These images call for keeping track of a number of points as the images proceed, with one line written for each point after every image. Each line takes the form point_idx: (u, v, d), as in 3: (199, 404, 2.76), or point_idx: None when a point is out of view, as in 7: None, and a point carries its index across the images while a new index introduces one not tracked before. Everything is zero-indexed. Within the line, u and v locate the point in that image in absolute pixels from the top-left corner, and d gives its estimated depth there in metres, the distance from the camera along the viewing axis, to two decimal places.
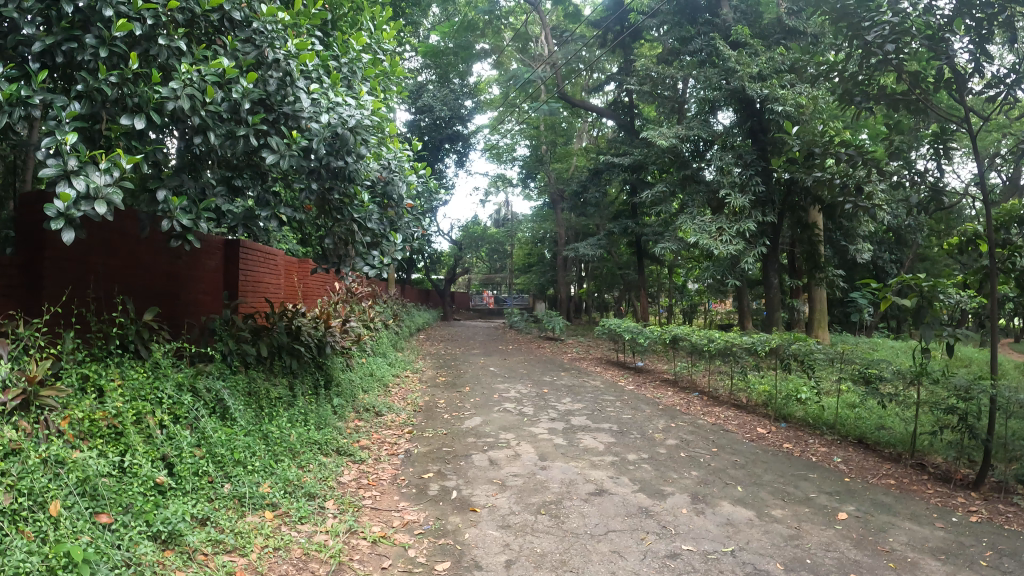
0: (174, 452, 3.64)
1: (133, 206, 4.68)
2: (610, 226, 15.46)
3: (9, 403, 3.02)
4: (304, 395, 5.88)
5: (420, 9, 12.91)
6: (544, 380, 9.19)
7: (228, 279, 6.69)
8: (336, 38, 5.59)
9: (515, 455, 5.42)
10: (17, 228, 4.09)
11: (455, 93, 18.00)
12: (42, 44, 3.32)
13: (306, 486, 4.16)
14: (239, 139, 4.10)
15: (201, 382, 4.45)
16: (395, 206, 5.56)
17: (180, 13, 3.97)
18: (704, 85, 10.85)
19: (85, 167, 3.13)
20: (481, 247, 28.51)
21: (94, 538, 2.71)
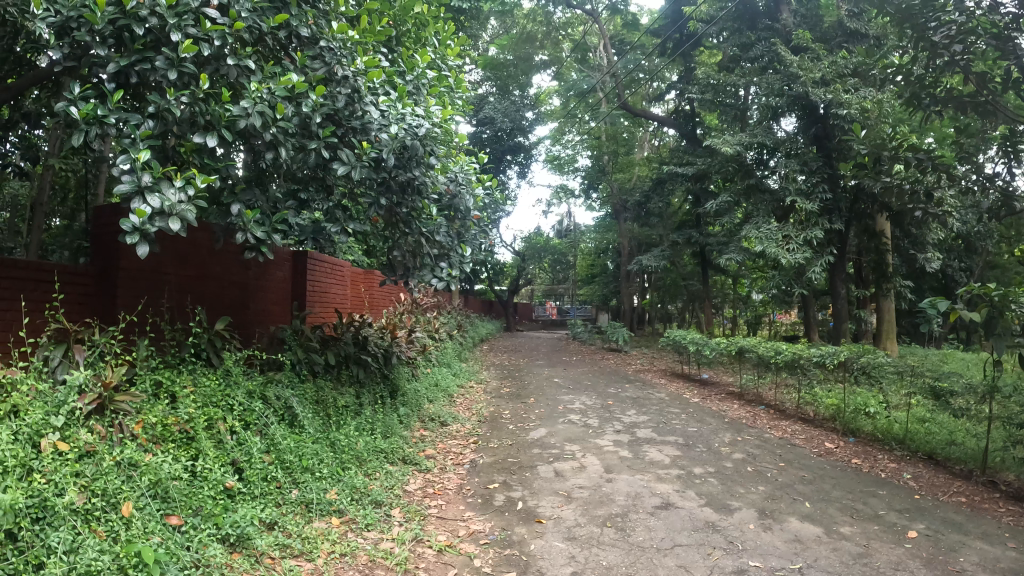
0: (243, 457, 3.76)
1: (205, 219, 4.93)
2: (674, 236, 15.24)
3: (85, 407, 3.17)
4: (370, 405, 5.96)
5: (478, 22, 13.20)
6: (609, 392, 9.09)
7: (295, 289, 6.88)
8: (402, 55, 5.72)
9: (581, 467, 5.38)
10: (93, 241, 4.30)
11: (517, 104, 18.16)
12: (115, 65, 3.48)
13: (373, 494, 4.22)
14: (310, 152, 4.23)
15: (271, 390, 4.58)
16: (461, 219, 5.66)
17: (249, 32, 4.10)
18: (766, 92, 10.57)
19: (160, 183, 3.27)
20: (543, 257, 28.44)
21: (164, 539, 2.82)
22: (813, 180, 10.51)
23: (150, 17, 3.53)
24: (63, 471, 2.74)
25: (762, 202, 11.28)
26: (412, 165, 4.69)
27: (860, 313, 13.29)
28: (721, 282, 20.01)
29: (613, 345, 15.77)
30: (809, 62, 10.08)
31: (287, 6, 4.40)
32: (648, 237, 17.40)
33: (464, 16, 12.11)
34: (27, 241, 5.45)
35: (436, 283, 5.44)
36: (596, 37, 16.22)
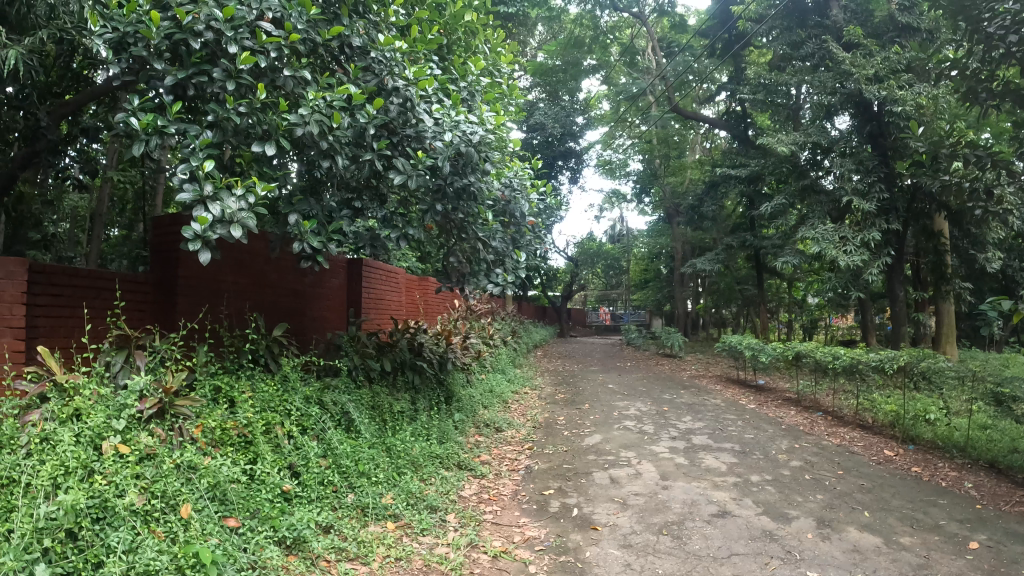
0: (301, 461, 3.84)
1: (262, 229, 5.08)
2: (728, 239, 14.99)
3: (146, 411, 3.29)
4: (426, 410, 6.01)
5: (526, 28, 13.25)
6: (664, 398, 8.98)
7: (351, 296, 7.01)
8: (454, 63, 5.77)
9: (637, 474, 5.33)
10: (153, 251, 4.48)
11: (567, 110, 18.13)
12: (173, 78, 3.61)
13: (428, 499, 4.25)
14: (365, 163, 4.30)
15: (328, 396, 4.67)
16: (516, 224, 5.68)
17: (303, 43, 4.18)
18: (818, 91, 10.36)
19: (221, 193, 3.37)
20: (597, 263, 28.24)
21: (221, 540, 2.90)
22: (869, 179, 10.23)
23: (205, 30, 3.64)
24: (123, 472, 2.84)
25: (818, 203, 11.01)
26: (468, 171, 4.70)
27: (918, 316, 12.88)
28: (777, 286, 19.60)
29: (668, 350, 15.58)
30: (862, 59, 9.84)
31: (339, 17, 4.49)
32: (702, 240, 17.16)
33: (510, 22, 12.17)
34: (88, 251, 5.88)
35: (491, 288, 5.49)
36: (644, 40, 16.04)
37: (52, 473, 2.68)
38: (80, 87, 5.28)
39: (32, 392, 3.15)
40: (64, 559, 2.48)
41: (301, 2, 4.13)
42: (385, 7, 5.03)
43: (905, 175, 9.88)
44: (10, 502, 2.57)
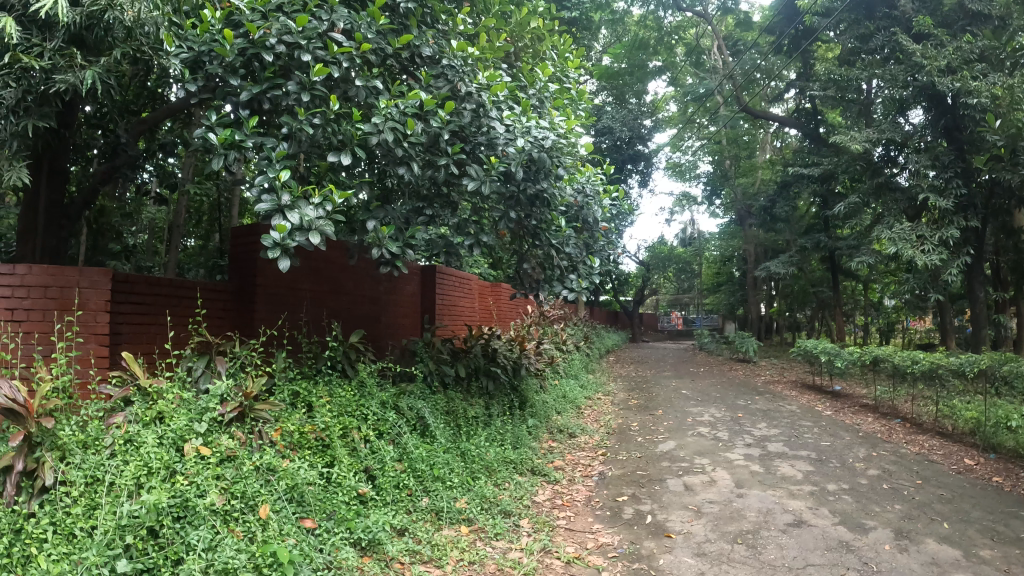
0: (376, 465, 3.93)
1: (338, 237, 5.23)
2: (802, 241, 14.52)
3: (227, 415, 3.42)
4: (499, 416, 6.05)
5: (590, 32, 13.15)
6: (738, 405, 8.76)
7: (426, 302, 7.12)
8: (523, 70, 5.76)
9: (711, 481, 5.22)
10: (232, 260, 4.67)
11: (634, 113, 17.96)
12: (248, 93, 3.76)
13: (502, 504, 4.27)
14: (439, 168, 4.36)
15: (403, 401, 4.75)
16: (589, 230, 5.72)
17: (375, 53, 4.29)
18: (889, 84, 10.02)
19: (298, 202, 3.48)
20: (668, 267, 27.79)
21: (298, 540, 2.99)
22: (946, 175, 9.76)
23: (277, 44, 3.77)
24: (204, 474, 2.95)
25: (894, 201, 10.58)
26: (541, 177, 4.69)
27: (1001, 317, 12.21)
28: (853, 287, 18.90)
29: (742, 355, 15.21)
30: (933, 49, 9.41)
31: (409, 27, 4.69)
32: (775, 242, 16.69)
33: (572, 27, 12.11)
34: (167, 260, 6.19)
35: (566, 295, 5.54)
36: (709, 40, 15.61)
37: (135, 474, 2.82)
38: (156, 104, 5.56)
39: (116, 396, 3.34)
40: (145, 555, 2.61)
41: (370, 13, 4.23)
42: (454, 16, 5.09)
43: (984, 170, 9.27)
44: (98, 500, 2.73)
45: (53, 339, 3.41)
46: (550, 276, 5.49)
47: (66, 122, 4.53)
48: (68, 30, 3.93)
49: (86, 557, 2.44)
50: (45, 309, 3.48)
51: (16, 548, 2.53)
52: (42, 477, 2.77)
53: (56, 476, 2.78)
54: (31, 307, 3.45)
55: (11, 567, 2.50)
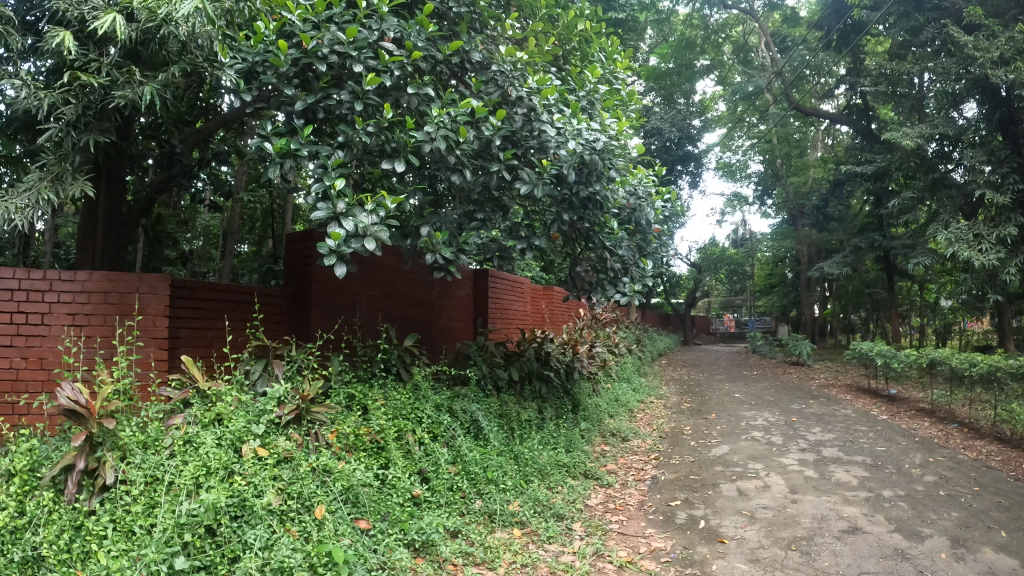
0: (430, 467, 3.97)
1: (391, 243, 5.32)
2: (856, 240, 14.14)
3: (284, 417, 3.51)
4: (553, 419, 6.04)
5: (637, 33, 13.05)
6: (792, 409, 8.58)
7: (479, 306, 7.19)
8: (572, 73, 5.74)
9: (765, 486, 5.11)
10: (288, 266, 4.80)
11: (684, 113, 17.77)
12: (302, 102, 3.88)
13: (555, 507, 4.23)
14: (492, 173, 4.35)
15: (457, 404, 4.79)
16: (643, 232, 5.71)
17: (425, 60, 4.35)
18: (940, 77, 9.75)
19: (353, 209, 3.52)
20: (721, 269, 27.34)
21: (353, 541, 3.03)
22: (1003, 170, 9.43)
23: (329, 54, 3.87)
24: (261, 474, 3.02)
25: (948, 198, 10.27)
26: (594, 180, 4.65)
27: None
28: (909, 287, 18.35)
29: (796, 358, 14.86)
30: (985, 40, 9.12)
31: (457, 33, 4.77)
32: (829, 242, 16.30)
33: (617, 29, 12.06)
34: (221, 266, 6.34)
35: (619, 299, 5.48)
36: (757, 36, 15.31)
37: (194, 474, 2.90)
38: (210, 114, 5.72)
39: (175, 398, 3.43)
40: (202, 553, 2.67)
41: (420, 21, 4.30)
42: (502, 21, 5.09)
43: None
44: (157, 498, 2.81)
45: (115, 343, 3.57)
46: (604, 278, 5.44)
47: (124, 134, 4.69)
48: (125, 46, 4.09)
49: (144, 554, 2.52)
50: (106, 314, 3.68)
51: (76, 544, 2.63)
52: (103, 475, 2.87)
53: (117, 474, 2.88)
54: (92, 312, 3.64)
55: (72, 562, 2.59)
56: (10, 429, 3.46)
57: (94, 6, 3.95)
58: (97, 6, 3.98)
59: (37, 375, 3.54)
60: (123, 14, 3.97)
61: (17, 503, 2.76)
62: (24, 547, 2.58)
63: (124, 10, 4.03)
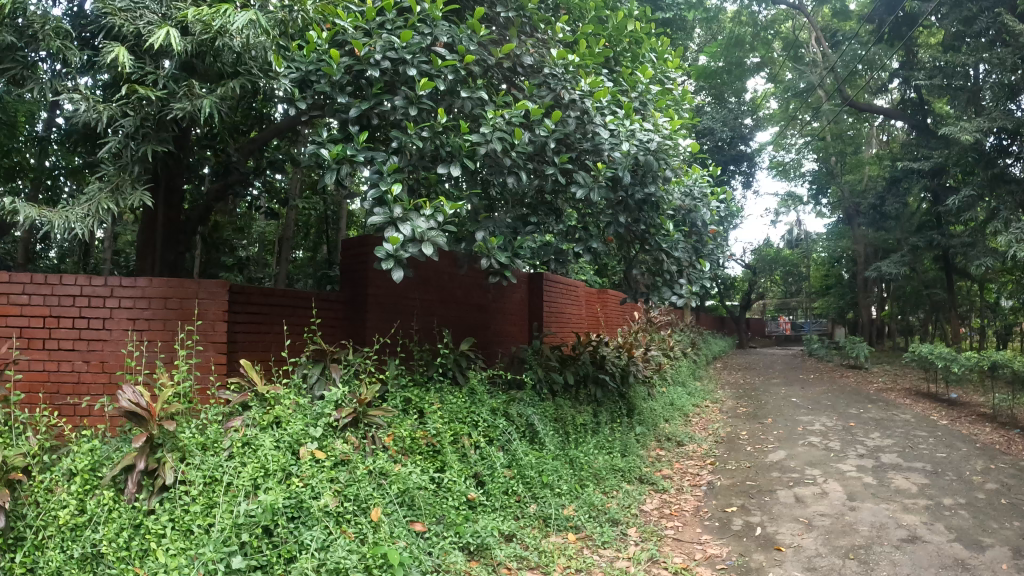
0: (486, 471, 3.99)
1: (445, 247, 5.38)
2: (913, 239, 13.75)
3: (341, 420, 3.57)
4: (608, 423, 6.00)
5: (686, 32, 13.02)
6: (850, 413, 8.37)
7: (534, 310, 7.21)
8: (624, 73, 5.60)
9: (823, 493, 4.99)
10: (345, 271, 4.89)
11: (735, 112, 17.58)
12: (358, 109, 3.90)
13: (610, 512, 4.19)
14: (547, 177, 4.37)
15: (513, 408, 4.79)
16: (698, 233, 5.66)
17: (477, 65, 4.38)
18: (997, 68, 9.48)
19: (410, 214, 3.58)
20: (776, 270, 26.83)
21: (409, 543, 3.05)
22: None
23: (382, 60, 3.92)
24: (318, 476, 3.07)
25: (1009, 194, 9.94)
26: (649, 180, 4.62)
27: None
28: (971, 288, 17.74)
29: (853, 361, 14.49)
30: None
31: (509, 38, 4.84)
32: (885, 241, 15.88)
33: (666, 28, 12.03)
34: (277, 272, 6.47)
35: (675, 301, 5.29)
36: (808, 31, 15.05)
37: (253, 475, 2.96)
38: (263, 124, 5.85)
39: (235, 401, 3.51)
40: (259, 552, 2.73)
41: (471, 26, 4.32)
42: (552, 25, 5.07)
43: None
44: (215, 498, 2.87)
45: (175, 347, 3.68)
46: (660, 281, 5.36)
47: (182, 143, 4.82)
48: (180, 60, 4.17)
49: (202, 552, 2.58)
50: (166, 319, 3.79)
51: (136, 542, 2.70)
52: (162, 476, 2.94)
53: (176, 475, 2.95)
54: (152, 317, 3.76)
55: (131, 559, 2.66)
56: (73, 430, 3.58)
57: (149, 21, 4.09)
58: (153, 22, 4.15)
59: (99, 378, 3.66)
60: (177, 28, 4.09)
61: (78, 501, 2.84)
62: (84, 544, 2.68)
63: (178, 24, 4.18)
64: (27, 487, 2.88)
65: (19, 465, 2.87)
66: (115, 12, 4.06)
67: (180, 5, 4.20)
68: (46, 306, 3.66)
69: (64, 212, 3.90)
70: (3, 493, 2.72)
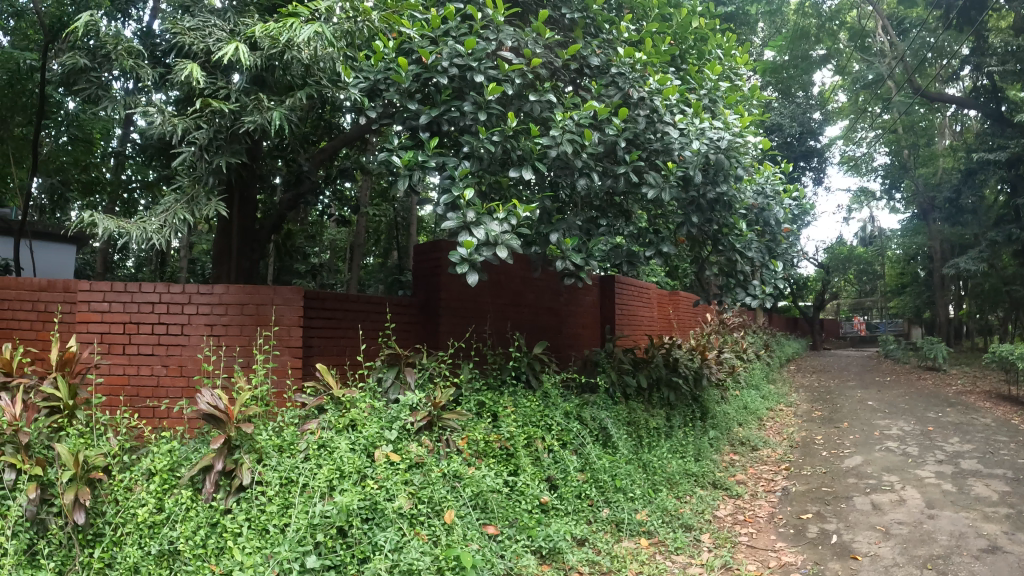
0: (559, 474, 4.00)
1: (517, 251, 5.41)
2: (992, 234, 13.19)
3: (416, 423, 3.60)
4: (681, 427, 5.93)
5: (750, 28, 12.85)
6: (929, 417, 8.06)
7: (605, 312, 7.18)
8: (692, 72, 5.47)
9: (900, 500, 4.82)
10: (416, 276, 4.96)
11: (803, 107, 17.24)
12: (427, 116, 3.95)
13: (683, 518, 4.13)
14: (619, 177, 4.31)
15: (586, 411, 4.77)
16: (772, 233, 5.54)
17: (544, 67, 4.38)
18: None
19: (484, 218, 3.60)
20: (849, 269, 26.06)
21: (481, 546, 3.07)
22: None
23: (449, 66, 3.96)
24: (393, 479, 3.11)
25: None
26: (721, 180, 4.54)
27: None
28: None
29: (931, 362, 13.96)
30: None
31: (576, 39, 4.83)
32: (962, 237, 15.28)
33: (730, 24, 11.90)
34: (350, 277, 6.60)
35: (748, 301, 5.27)
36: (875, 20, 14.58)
37: (328, 477, 3.02)
38: (333, 133, 5.97)
39: (310, 404, 3.60)
40: (333, 552, 2.78)
41: (536, 28, 4.34)
42: (617, 24, 4.99)
43: None
44: (291, 499, 2.93)
45: (252, 351, 3.77)
46: (732, 282, 5.27)
47: (255, 154, 4.96)
48: (251, 73, 4.28)
49: (277, 552, 2.64)
50: (242, 324, 3.90)
51: (211, 539, 2.79)
52: (240, 476, 3.03)
53: (252, 475, 3.03)
54: (229, 323, 3.87)
55: (206, 556, 2.75)
56: (153, 431, 3.73)
57: (218, 38, 4.27)
58: (221, 39, 4.29)
59: (178, 382, 3.81)
60: (246, 43, 4.23)
61: (157, 499, 2.93)
62: (162, 541, 2.77)
63: (247, 39, 4.32)
64: (107, 485, 2.99)
65: (100, 464, 3.00)
66: (184, 31, 4.27)
67: (246, 21, 4.39)
68: (126, 312, 3.83)
69: (142, 224, 4.05)
70: (83, 492, 2.83)
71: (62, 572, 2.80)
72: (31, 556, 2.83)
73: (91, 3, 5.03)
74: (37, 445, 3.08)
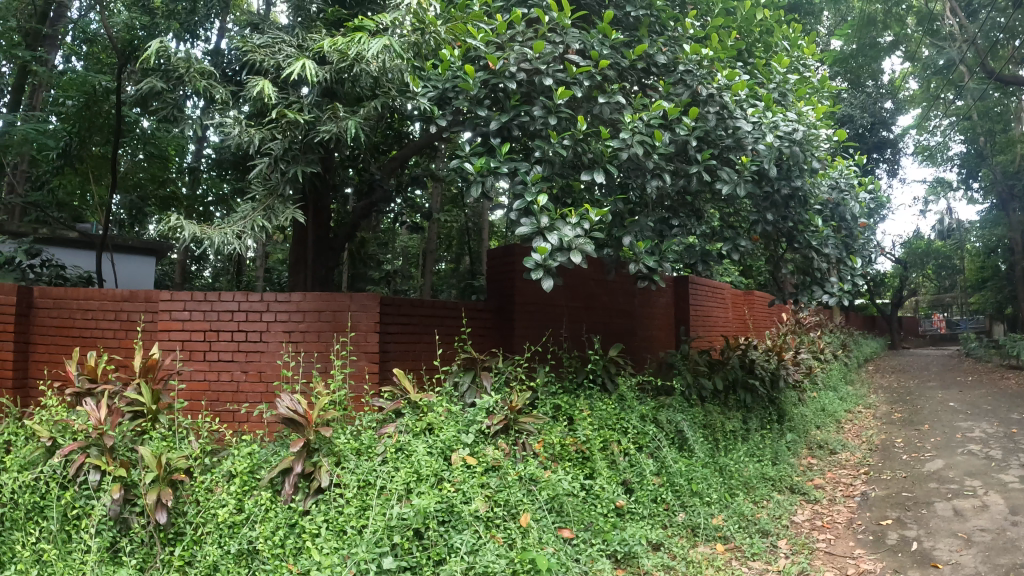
0: (635, 478, 3.97)
1: (590, 253, 5.40)
2: None
3: (493, 427, 3.62)
4: (758, 430, 5.83)
5: (814, 17, 12.53)
6: (1016, 419, 7.68)
7: (679, 314, 7.08)
8: (761, 66, 5.36)
9: (984, 506, 4.62)
10: (491, 280, 5.02)
11: (874, 97, 16.72)
12: (498, 123, 3.95)
13: (760, 523, 4.04)
14: (691, 177, 4.25)
15: (662, 414, 4.72)
16: (849, 228, 5.37)
17: (613, 68, 4.34)
18: None
19: (557, 223, 3.60)
20: (927, 264, 25.10)
21: (556, 549, 3.06)
22: None
23: (517, 71, 3.97)
24: (469, 482, 3.14)
25: None
26: (794, 174, 4.50)
27: None
28: None
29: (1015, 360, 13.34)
30: None
31: (641, 38, 4.77)
32: None
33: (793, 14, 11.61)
34: (422, 282, 6.69)
35: (826, 300, 5.13)
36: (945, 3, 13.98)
37: (406, 479, 3.07)
38: (401, 142, 6.08)
39: (388, 408, 3.66)
40: (409, 554, 2.82)
41: (602, 30, 4.32)
42: (682, 21, 4.91)
43: None
44: (368, 501, 2.99)
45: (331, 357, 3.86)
46: (809, 280, 5.14)
47: (330, 165, 5.08)
48: (322, 86, 4.42)
49: (356, 553, 2.69)
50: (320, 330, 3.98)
51: (290, 540, 2.88)
52: (318, 478, 3.09)
53: (331, 478, 3.10)
54: (307, 329, 3.97)
55: (285, 556, 2.84)
56: (234, 434, 3.86)
57: (287, 53, 4.42)
58: (290, 54, 4.44)
59: (257, 387, 3.93)
60: (314, 58, 4.38)
61: (237, 500, 3.03)
62: (241, 540, 2.87)
63: (315, 54, 4.45)
64: (189, 486, 3.10)
65: (181, 466, 3.10)
66: (253, 49, 4.40)
67: (313, 37, 4.52)
68: (206, 321, 4.00)
69: (222, 231, 4.19)
70: (165, 493, 2.94)
71: (144, 569, 2.91)
72: (114, 553, 2.97)
73: (164, 25, 5.22)
74: (121, 447, 3.22)
